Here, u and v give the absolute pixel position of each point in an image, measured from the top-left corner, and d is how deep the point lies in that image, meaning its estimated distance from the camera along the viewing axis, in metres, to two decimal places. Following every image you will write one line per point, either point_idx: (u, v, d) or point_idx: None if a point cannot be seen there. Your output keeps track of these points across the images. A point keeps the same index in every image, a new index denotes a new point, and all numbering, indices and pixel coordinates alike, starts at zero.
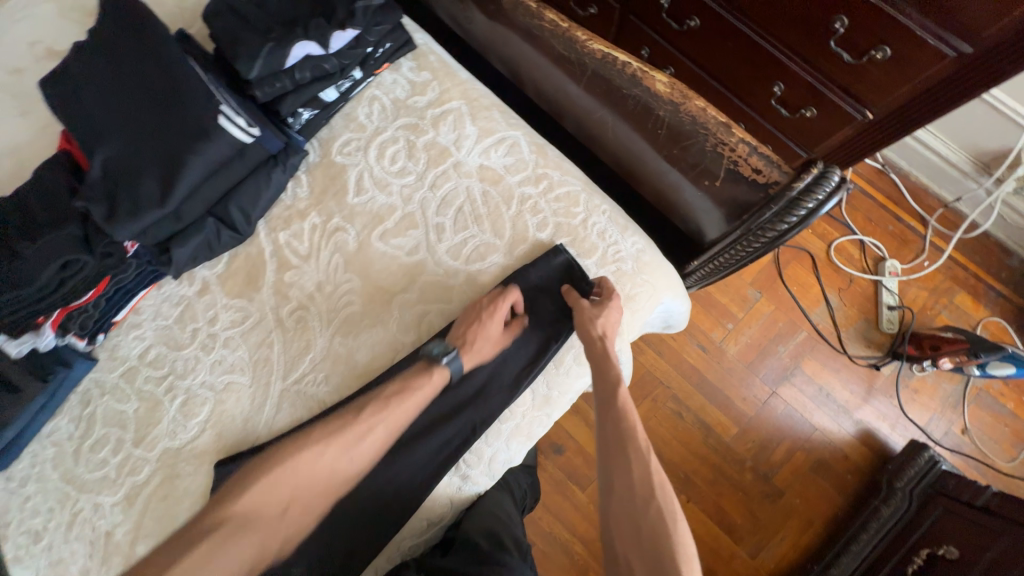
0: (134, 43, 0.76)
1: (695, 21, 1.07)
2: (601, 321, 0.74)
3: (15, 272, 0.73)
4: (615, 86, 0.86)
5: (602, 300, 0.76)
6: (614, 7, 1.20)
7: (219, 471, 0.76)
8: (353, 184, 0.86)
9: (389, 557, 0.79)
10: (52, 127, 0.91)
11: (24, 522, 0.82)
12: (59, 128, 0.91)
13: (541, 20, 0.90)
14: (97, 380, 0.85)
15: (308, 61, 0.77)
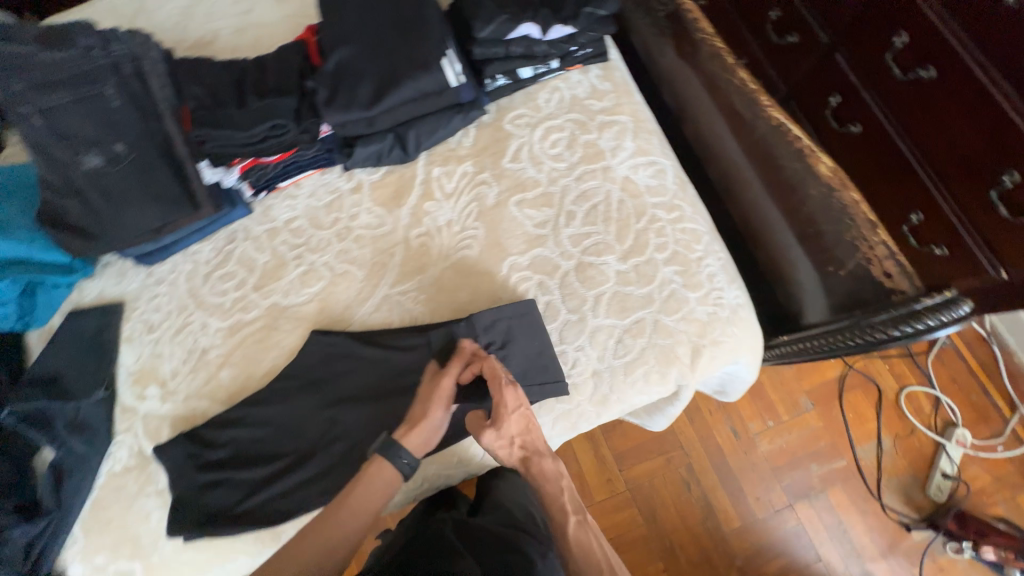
0: None
1: (855, 127, 0.88)
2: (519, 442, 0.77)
3: (240, 118, 0.88)
4: (773, 157, 1.01)
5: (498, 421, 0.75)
6: (779, 82, 1.00)
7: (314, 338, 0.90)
8: (512, 151, 0.96)
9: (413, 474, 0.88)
10: (295, 19, 1.09)
11: (145, 313, 0.97)
12: (300, 22, 1.08)
13: (731, 74, 1.06)
14: (246, 226, 0.99)
15: (525, 40, 0.89)
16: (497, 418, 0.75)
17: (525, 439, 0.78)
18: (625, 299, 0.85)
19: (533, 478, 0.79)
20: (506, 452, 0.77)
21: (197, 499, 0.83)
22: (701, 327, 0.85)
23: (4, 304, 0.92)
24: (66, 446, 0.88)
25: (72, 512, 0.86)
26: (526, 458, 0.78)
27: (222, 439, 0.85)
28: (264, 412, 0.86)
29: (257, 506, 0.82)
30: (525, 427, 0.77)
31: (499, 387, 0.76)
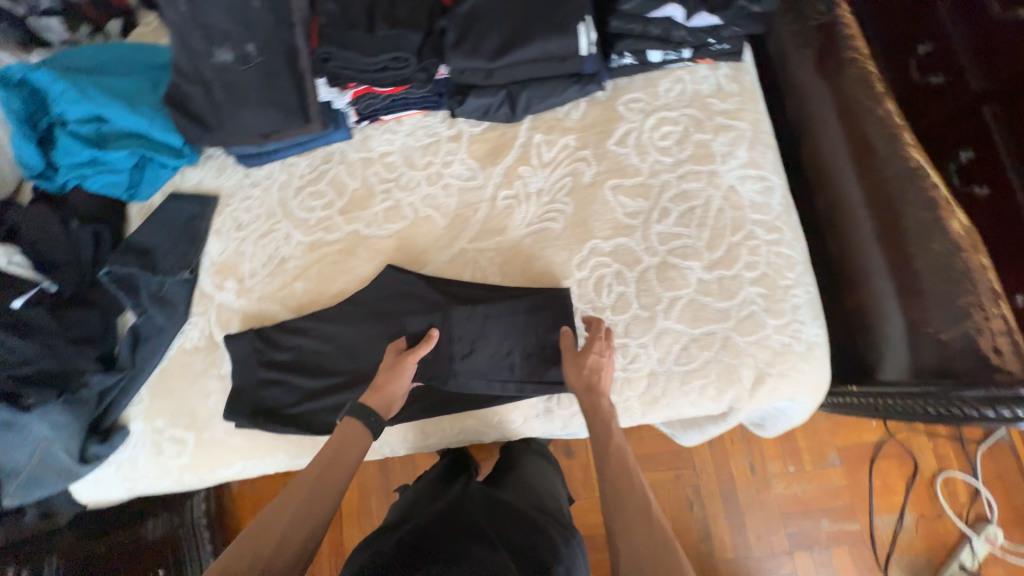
0: None
1: None
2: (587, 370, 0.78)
3: (366, 43, 0.89)
4: (892, 197, 0.84)
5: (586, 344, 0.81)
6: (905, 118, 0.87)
7: (387, 272, 0.92)
8: (619, 134, 0.93)
9: (454, 424, 0.90)
10: None
11: (237, 211, 1.02)
12: None
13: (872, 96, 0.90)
14: (344, 151, 1.02)
15: (665, 22, 0.85)
16: (587, 346, 0.81)
17: (589, 378, 0.78)
18: (701, 310, 0.83)
19: (588, 405, 0.77)
20: (576, 376, 0.79)
21: (254, 392, 0.89)
22: (772, 355, 0.82)
23: (119, 171, 0.98)
24: (148, 315, 0.95)
25: (142, 375, 0.93)
26: (586, 389, 0.78)
27: (287, 344, 0.90)
28: (328, 329, 0.91)
29: (307, 412, 0.88)
30: (593, 367, 0.79)
31: (597, 324, 0.82)
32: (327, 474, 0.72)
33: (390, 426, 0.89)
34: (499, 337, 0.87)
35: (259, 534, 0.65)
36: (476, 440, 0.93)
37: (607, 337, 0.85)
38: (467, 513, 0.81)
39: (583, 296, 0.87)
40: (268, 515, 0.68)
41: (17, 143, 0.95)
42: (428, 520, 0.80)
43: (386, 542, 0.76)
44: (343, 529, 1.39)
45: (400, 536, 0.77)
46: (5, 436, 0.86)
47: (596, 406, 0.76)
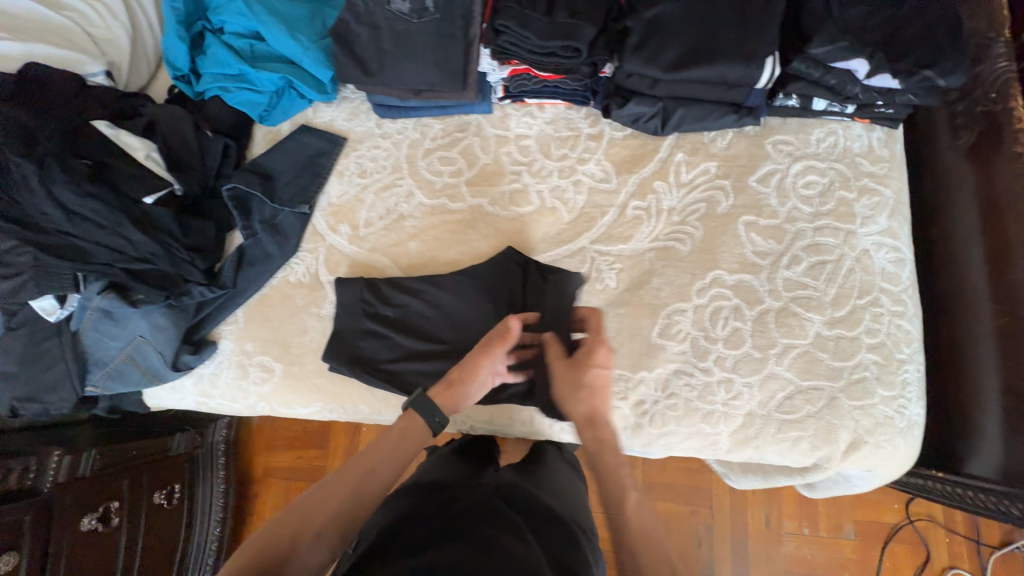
0: None
1: None
2: (583, 397, 0.76)
3: (542, 25, 0.88)
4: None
5: (576, 365, 0.77)
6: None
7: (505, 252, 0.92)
8: (763, 172, 0.93)
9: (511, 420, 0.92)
10: None
11: (362, 158, 1.01)
12: None
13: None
14: (480, 123, 1.02)
15: (846, 74, 0.84)
16: (581, 360, 0.77)
17: (590, 400, 0.75)
18: (813, 364, 0.84)
19: (594, 446, 0.75)
20: (573, 400, 0.76)
21: (353, 340, 0.89)
22: (874, 424, 0.82)
23: (261, 91, 0.98)
24: (258, 238, 0.95)
25: (241, 297, 0.93)
26: (591, 423, 0.75)
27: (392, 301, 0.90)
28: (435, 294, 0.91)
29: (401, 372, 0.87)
30: (599, 382, 0.76)
31: (597, 335, 0.78)
32: (370, 477, 0.70)
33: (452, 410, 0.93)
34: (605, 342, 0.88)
35: (292, 527, 0.65)
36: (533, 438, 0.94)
37: (715, 368, 0.85)
38: (505, 508, 0.68)
39: (697, 323, 0.87)
40: (308, 503, 0.68)
41: (172, 42, 0.95)
42: (465, 505, 0.68)
43: (423, 504, 0.69)
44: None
45: (436, 513, 0.66)
46: (102, 324, 0.86)
47: (601, 446, 0.74)
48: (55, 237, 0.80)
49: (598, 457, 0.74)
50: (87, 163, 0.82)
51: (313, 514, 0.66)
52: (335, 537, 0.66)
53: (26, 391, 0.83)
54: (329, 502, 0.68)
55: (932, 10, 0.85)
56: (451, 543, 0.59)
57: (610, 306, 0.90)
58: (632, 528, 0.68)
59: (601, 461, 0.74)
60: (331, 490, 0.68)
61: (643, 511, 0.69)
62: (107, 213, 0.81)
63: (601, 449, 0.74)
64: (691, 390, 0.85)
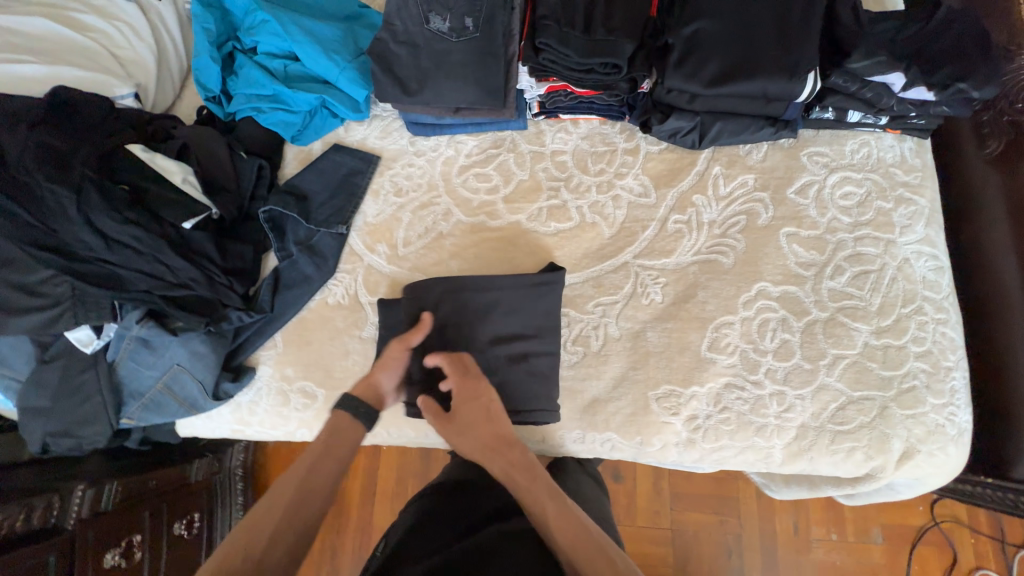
0: None
1: None
2: (461, 439, 0.77)
3: (581, 42, 0.88)
4: None
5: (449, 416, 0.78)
6: None
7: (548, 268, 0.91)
8: (801, 184, 0.94)
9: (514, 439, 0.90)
10: None
11: (397, 176, 1.00)
12: None
13: None
14: (515, 139, 1.01)
15: (882, 88, 0.85)
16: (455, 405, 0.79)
17: (477, 433, 0.76)
18: (862, 374, 0.84)
19: (508, 470, 0.73)
20: (469, 442, 0.76)
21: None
22: (926, 433, 0.83)
23: (295, 111, 0.97)
24: (294, 260, 0.93)
25: (279, 321, 0.90)
26: (490, 448, 0.75)
27: (434, 322, 0.88)
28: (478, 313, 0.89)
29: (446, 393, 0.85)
30: (484, 410, 0.78)
31: (455, 368, 0.80)
32: (311, 474, 0.70)
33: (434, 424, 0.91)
34: (653, 357, 0.87)
35: (244, 541, 0.62)
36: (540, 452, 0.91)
37: (766, 381, 0.85)
38: (510, 511, 0.80)
39: (746, 336, 0.87)
40: (256, 515, 0.65)
41: (204, 63, 0.93)
42: (476, 512, 0.80)
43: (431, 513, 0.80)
44: (373, 505, 1.30)
45: (442, 532, 0.76)
46: (139, 355, 0.83)
47: (511, 467, 0.73)
48: (94, 265, 0.78)
49: (517, 473, 0.72)
50: (125, 189, 0.81)
51: (266, 515, 0.65)
52: (298, 531, 0.65)
53: (60, 425, 0.80)
54: (280, 500, 0.66)
55: (962, 23, 0.87)
56: (458, 544, 0.71)
57: (656, 321, 0.89)
58: (554, 516, 0.67)
59: (516, 474, 0.72)
60: (276, 493, 0.67)
61: (558, 498, 0.69)
62: (147, 240, 0.79)
63: (505, 462, 0.73)
64: (743, 403, 0.85)
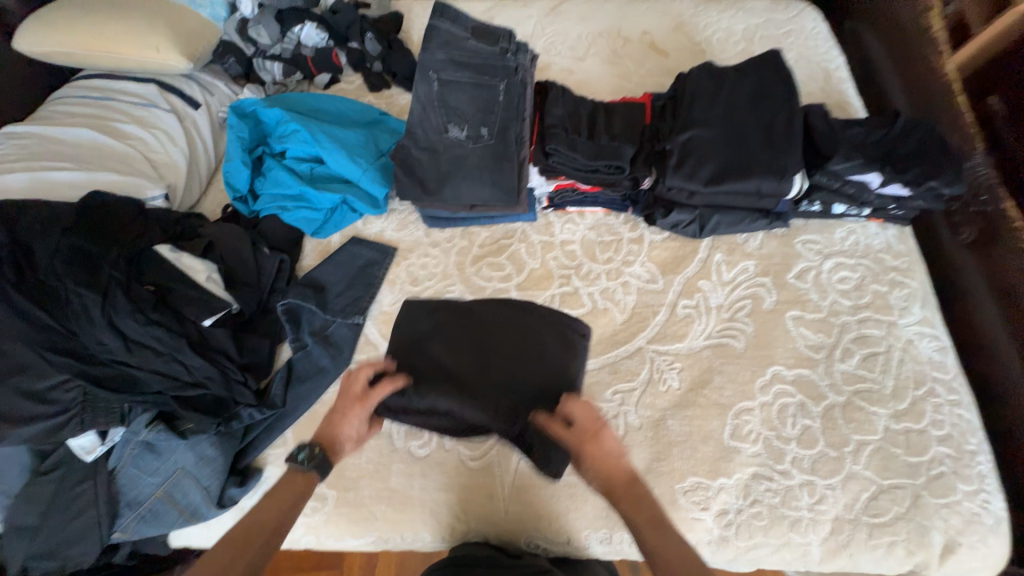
0: (769, 86, 0.99)
1: None
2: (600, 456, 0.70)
3: (587, 148, 0.96)
4: None
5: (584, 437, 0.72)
6: None
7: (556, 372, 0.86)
8: (799, 269, 0.99)
9: (524, 539, 0.84)
10: (623, 90, 1.24)
11: (414, 266, 1.04)
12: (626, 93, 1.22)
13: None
14: (526, 230, 1.07)
15: (860, 184, 0.95)
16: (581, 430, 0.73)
17: (608, 467, 0.70)
18: (887, 459, 0.83)
19: (613, 481, 0.70)
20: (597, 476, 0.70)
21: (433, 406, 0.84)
22: (963, 523, 0.80)
23: (319, 209, 1.02)
24: (309, 352, 0.93)
25: (290, 416, 0.88)
26: (609, 479, 0.70)
27: (447, 354, 0.89)
28: (479, 341, 0.90)
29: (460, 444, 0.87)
30: (605, 444, 0.71)
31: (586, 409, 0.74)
32: (275, 530, 0.69)
33: (437, 524, 0.84)
34: (675, 447, 0.86)
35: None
36: (547, 549, 0.84)
37: (794, 471, 0.83)
38: None
39: (767, 423, 0.87)
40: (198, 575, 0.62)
41: (235, 168, 1.00)
42: None
43: None
44: None
45: None
46: (142, 460, 0.79)
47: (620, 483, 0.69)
48: (109, 368, 0.79)
49: (628, 505, 0.68)
50: (151, 290, 0.83)
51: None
52: None
53: (47, 545, 0.75)
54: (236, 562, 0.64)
55: (921, 131, 0.99)
56: None
57: (675, 407, 0.89)
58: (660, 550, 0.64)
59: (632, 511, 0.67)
60: (232, 548, 0.65)
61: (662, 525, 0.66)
62: (168, 340, 0.80)
63: (623, 499, 0.68)
64: (774, 495, 0.82)
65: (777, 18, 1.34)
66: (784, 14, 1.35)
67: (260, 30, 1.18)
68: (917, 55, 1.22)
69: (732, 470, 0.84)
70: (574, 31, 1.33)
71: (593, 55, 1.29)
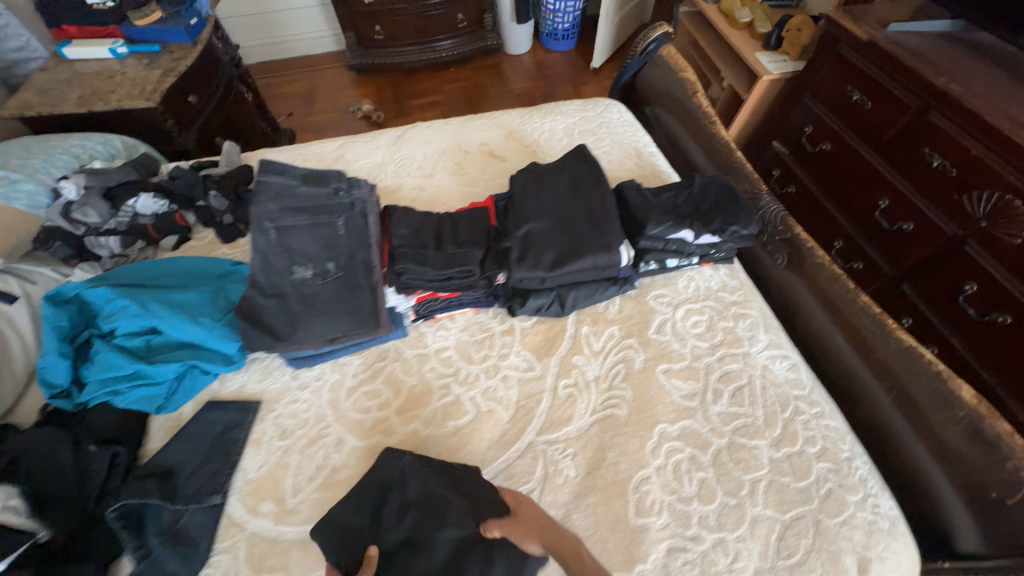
0: (583, 175, 1.13)
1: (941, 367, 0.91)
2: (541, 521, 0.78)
3: (433, 260, 1.00)
4: (893, 371, 0.96)
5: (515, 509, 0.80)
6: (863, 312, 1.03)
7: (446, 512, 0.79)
8: (657, 324, 1.06)
9: None
10: (472, 196, 1.35)
11: (282, 416, 0.96)
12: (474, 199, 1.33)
13: (841, 282, 1.08)
14: (399, 347, 1.05)
15: (679, 240, 1.08)
16: (516, 508, 0.80)
17: (543, 526, 0.77)
18: (781, 490, 0.85)
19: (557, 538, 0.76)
20: (533, 533, 0.76)
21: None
22: (865, 537, 0.81)
23: (159, 382, 0.92)
24: (153, 559, 0.77)
25: None
26: (541, 531, 0.76)
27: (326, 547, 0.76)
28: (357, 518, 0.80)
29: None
30: (540, 515, 0.80)
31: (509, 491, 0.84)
32: None
33: None
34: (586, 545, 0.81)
35: None
36: None
37: (703, 533, 0.81)
38: None
39: (666, 487, 0.86)
40: None
41: (51, 361, 0.89)
42: None
43: None
44: None
45: None
46: None
47: (563, 543, 0.75)
48: None
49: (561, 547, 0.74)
50: None
51: None
52: None
53: None
54: None
55: (714, 187, 1.17)
56: None
57: (576, 498, 0.86)
58: None
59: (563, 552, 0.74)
60: None
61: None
62: None
63: (553, 540, 0.76)
64: (692, 567, 0.78)
65: (589, 115, 1.59)
66: (594, 111, 1.61)
67: (87, 210, 1.15)
68: (700, 125, 1.50)
69: (647, 550, 0.80)
70: (420, 153, 1.47)
71: (440, 171, 1.42)
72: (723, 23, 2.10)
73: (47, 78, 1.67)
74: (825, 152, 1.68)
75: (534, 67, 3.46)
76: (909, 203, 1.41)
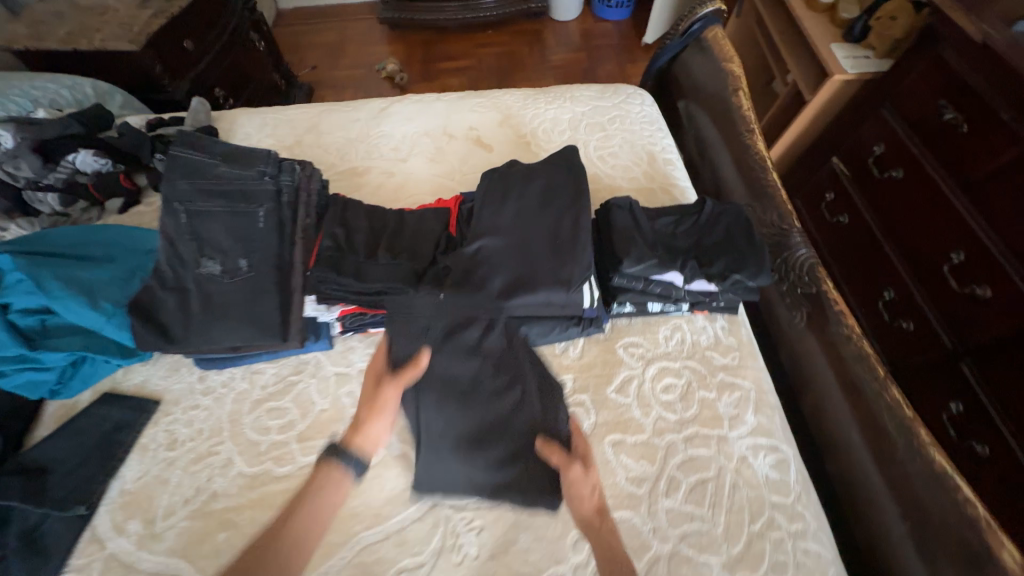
0: (560, 186, 0.93)
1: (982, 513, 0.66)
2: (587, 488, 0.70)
3: (360, 270, 0.85)
4: (915, 496, 0.72)
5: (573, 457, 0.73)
6: (890, 414, 0.78)
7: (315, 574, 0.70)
8: (619, 381, 0.87)
9: None
10: (444, 190, 1.17)
11: (175, 423, 0.86)
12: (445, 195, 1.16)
13: (869, 365, 0.84)
14: (319, 362, 0.93)
15: (666, 283, 0.88)
16: (585, 457, 0.73)
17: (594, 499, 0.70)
18: None
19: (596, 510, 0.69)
20: (584, 489, 0.70)
21: None
22: None
23: (49, 368, 0.85)
24: None
25: None
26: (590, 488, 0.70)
27: None
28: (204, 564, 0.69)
29: (427, 452, 0.77)
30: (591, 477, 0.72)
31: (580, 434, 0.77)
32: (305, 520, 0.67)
33: None
34: None
35: None
36: None
37: None
38: None
39: None
40: None
41: None
42: None
43: None
44: None
45: None
46: None
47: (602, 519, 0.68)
48: None
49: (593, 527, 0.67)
50: None
51: None
52: None
53: None
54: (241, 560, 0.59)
55: (726, 217, 0.94)
56: None
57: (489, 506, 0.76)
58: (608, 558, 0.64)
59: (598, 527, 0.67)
60: None
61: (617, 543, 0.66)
62: None
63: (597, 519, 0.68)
64: None
65: (603, 104, 1.34)
66: (611, 100, 1.36)
67: (19, 163, 1.07)
68: (735, 132, 1.23)
69: None
70: (399, 131, 1.29)
71: (416, 155, 1.24)
72: (797, 4, 1.73)
73: (43, 10, 1.60)
74: (896, 180, 1.36)
75: (580, 37, 3.12)
76: (992, 262, 1.10)
